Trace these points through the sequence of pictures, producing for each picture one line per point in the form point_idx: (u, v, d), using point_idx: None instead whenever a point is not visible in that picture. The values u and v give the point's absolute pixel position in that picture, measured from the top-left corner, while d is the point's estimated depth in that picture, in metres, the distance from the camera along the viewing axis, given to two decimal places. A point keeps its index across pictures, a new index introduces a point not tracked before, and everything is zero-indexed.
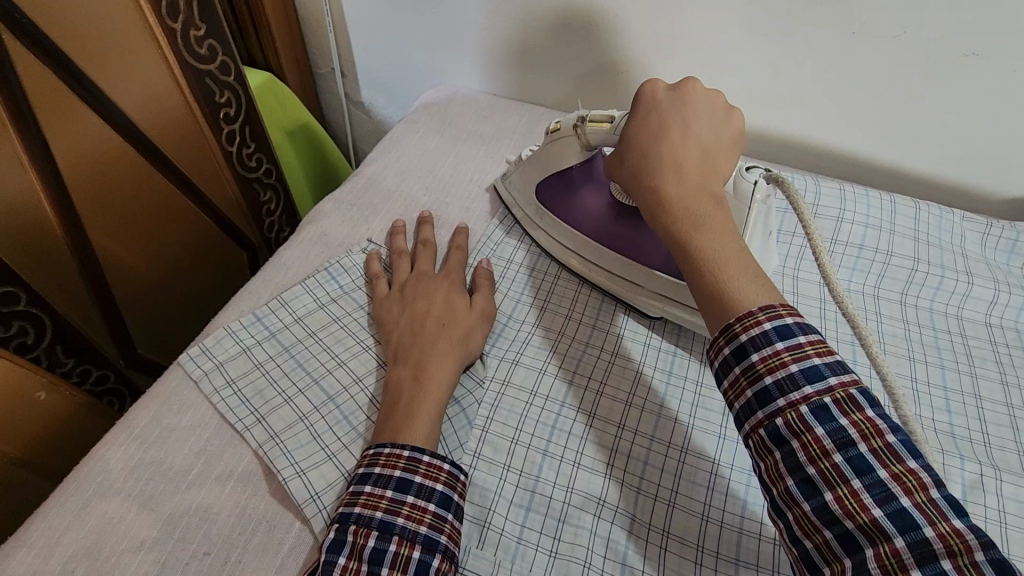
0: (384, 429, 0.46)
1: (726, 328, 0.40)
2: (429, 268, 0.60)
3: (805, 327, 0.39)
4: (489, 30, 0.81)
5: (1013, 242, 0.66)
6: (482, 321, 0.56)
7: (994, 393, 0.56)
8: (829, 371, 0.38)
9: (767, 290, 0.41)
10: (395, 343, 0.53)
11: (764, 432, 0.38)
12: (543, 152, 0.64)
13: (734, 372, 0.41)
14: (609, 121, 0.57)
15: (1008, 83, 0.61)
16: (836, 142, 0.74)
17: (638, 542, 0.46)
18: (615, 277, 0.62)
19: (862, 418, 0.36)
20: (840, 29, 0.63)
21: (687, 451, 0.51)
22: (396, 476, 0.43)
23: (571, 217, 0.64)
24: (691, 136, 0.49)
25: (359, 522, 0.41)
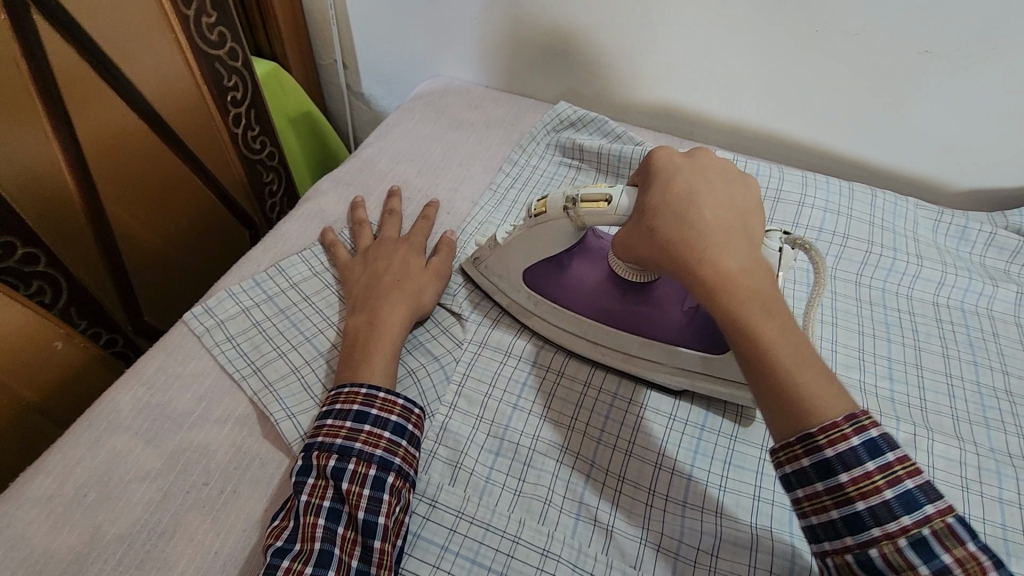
0: (344, 370, 0.52)
1: (806, 438, 0.38)
2: (395, 233, 0.66)
3: (891, 442, 0.38)
4: (482, 25, 0.85)
5: (963, 228, 0.68)
6: (437, 278, 0.61)
7: (935, 363, 0.59)
8: (925, 498, 0.37)
9: (833, 392, 0.39)
10: (354, 296, 0.59)
11: (853, 559, 0.38)
12: (530, 234, 0.55)
13: (815, 486, 0.39)
14: (606, 199, 0.49)
15: (961, 78, 0.67)
16: (807, 134, 0.79)
17: (596, 484, 0.50)
18: (635, 358, 0.56)
19: (965, 553, 0.35)
20: (806, 26, 0.69)
21: (646, 408, 0.55)
22: (354, 409, 0.48)
23: (570, 302, 0.57)
24: (724, 205, 0.44)
25: (321, 448, 0.46)
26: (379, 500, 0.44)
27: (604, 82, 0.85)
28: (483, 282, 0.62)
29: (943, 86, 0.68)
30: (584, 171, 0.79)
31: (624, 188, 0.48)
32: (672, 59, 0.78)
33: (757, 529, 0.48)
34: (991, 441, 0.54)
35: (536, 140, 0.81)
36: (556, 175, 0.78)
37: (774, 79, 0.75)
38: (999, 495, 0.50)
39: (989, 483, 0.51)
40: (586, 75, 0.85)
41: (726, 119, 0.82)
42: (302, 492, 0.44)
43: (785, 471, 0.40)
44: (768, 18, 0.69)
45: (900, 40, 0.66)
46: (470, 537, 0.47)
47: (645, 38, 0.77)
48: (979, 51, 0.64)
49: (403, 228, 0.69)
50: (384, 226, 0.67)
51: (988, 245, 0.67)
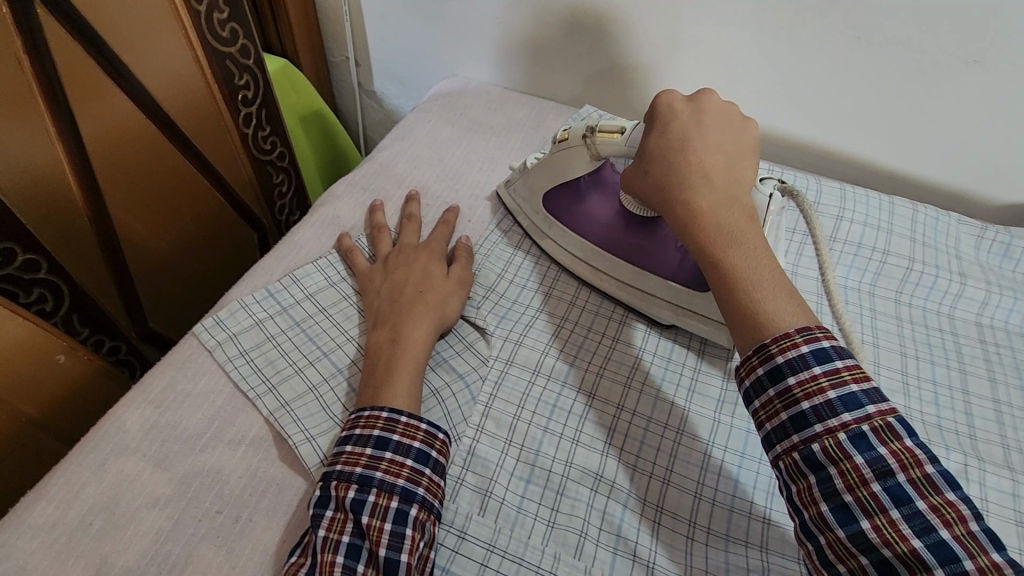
0: (366, 392, 0.49)
1: (761, 349, 0.41)
2: (415, 239, 0.63)
3: (840, 351, 0.40)
4: (503, 24, 0.82)
5: (1008, 245, 0.65)
6: (459, 288, 0.58)
7: (982, 388, 0.57)
8: (867, 400, 0.39)
9: (801, 312, 0.42)
10: (375, 309, 0.56)
11: (799, 457, 0.39)
12: (555, 159, 0.63)
13: (768, 393, 0.41)
14: (620, 132, 0.56)
15: (1004, 89, 0.64)
16: (839, 143, 0.77)
17: (633, 515, 0.47)
18: (627, 287, 0.61)
19: (901, 447, 0.37)
20: (844, 32, 0.66)
21: (684, 432, 0.52)
22: (375, 435, 0.45)
23: (578, 227, 0.64)
24: (714, 146, 0.48)
25: (339, 478, 0.43)
26: (401, 536, 0.41)
27: (630, 86, 0.82)
28: (509, 207, 0.69)
29: (989, 98, 0.66)
30: None
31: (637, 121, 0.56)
32: (702, 62, 0.75)
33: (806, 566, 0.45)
34: None
35: None
36: None
37: (809, 85, 0.72)
38: None
39: None
40: (611, 77, 0.82)
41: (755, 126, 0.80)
42: (320, 526, 0.42)
43: (744, 384, 0.42)
44: (805, 23, 0.67)
45: (946, 49, 0.63)
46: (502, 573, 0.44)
47: (675, 41, 0.75)
48: None
49: (422, 233, 0.67)
50: (403, 231, 0.64)
51: None
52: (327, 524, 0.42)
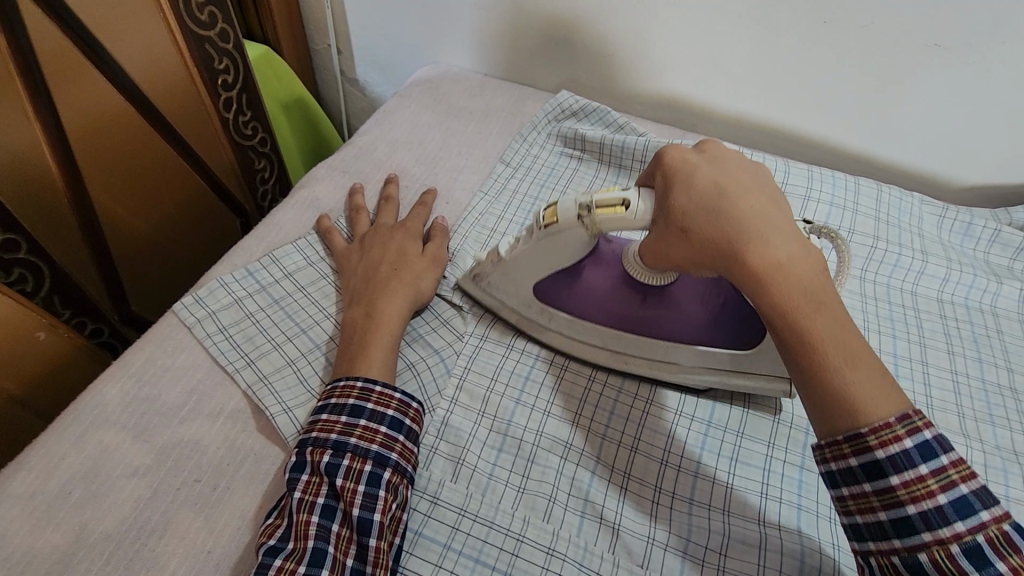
0: (341, 364, 0.50)
1: (857, 439, 0.37)
2: (392, 219, 0.64)
3: (946, 446, 0.37)
4: (481, 11, 0.83)
5: (968, 224, 0.68)
6: (434, 265, 0.60)
7: (941, 360, 0.59)
8: (980, 504, 0.36)
9: (888, 389, 0.37)
10: (351, 287, 0.57)
11: (901, 562, 0.37)
12: (541, 245, 0.51)
13: (864, 488, 0.38)
14: (622, 205, 0.46)
15: (964, 73, 0.66)
16: (809, 127, 0.79)
17: (601, 481, 0.49)
18: (659, 362, 0.54)
19: (1023, 564, 0.34)
20: (812, 17, 0.68)
21: (652, 403, 0.54)
22: (349, 403, 0.46)
23: (585, 313, 0.54)
24: (756, 192, 0.41)
25: (314, 444, 0.44)
26: (374, 497, 0.43)
27: (607, 73, 0.83)
28: (487, 301, 0.59)
29: (952, 81, 0.68)
30: (585, 162, 0.77)
31: (640, 188, 0.45)
32: (677, 48, 0.77)
33: (766, 527, 0.47)
34: (997, 438, 0.54)
35: (537, 128, 0.79)
36: (556, 165, 0.77)
37: (781, 71, 0.74)
38: (1006, 493, 0.50)
39: (994, 481, 0.51)
40: (590, 65, 0.84)
41: (728, 111, 0.81)
42: (295, 489, 0.43)
43: (833, 472, 0.40)
44: (774, 9, 0.68)
45: (911, 33, 0.65)
46: (473, 536, 0.45)
47: (651, 27, 0.76)
48: (990, 44, 0.63)
49: (400, 215, 0.68)
50: (381, 213, 0.66)
51: (993, 242, 0.67)
52: (302, 488, 0.43)
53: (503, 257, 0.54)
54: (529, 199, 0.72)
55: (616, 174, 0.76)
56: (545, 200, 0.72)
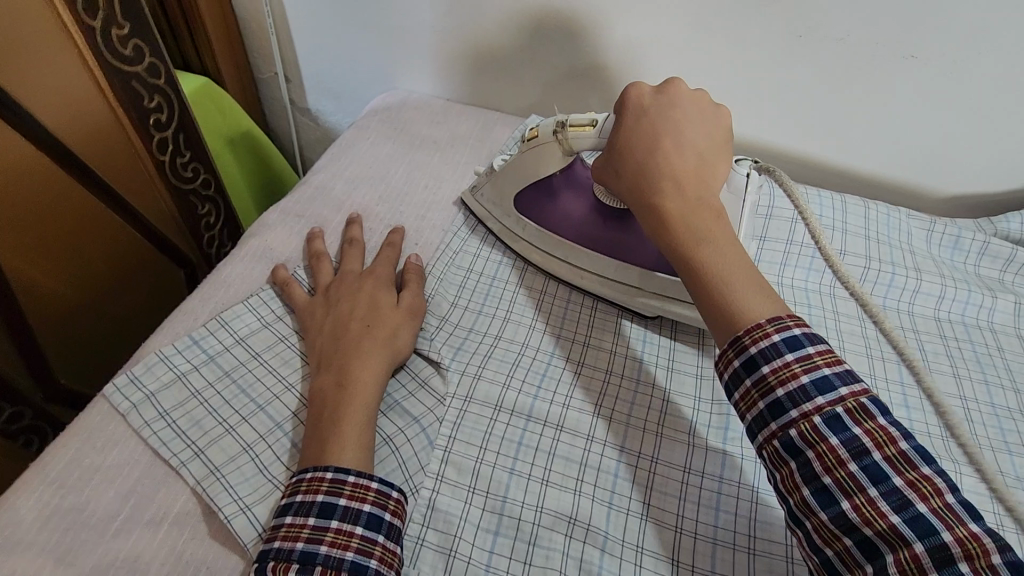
0: (308, 450, 0.43)
1: (736, 342, 0.40)
2: (357, 266, 0.58)
3: (812, 337, 0.39)
4: (440, 32, 0.78)
5: (956, 237, 0.66)
6: (411, 317, 0.54)
7: (948, 385, 0.56)
8: (840, 382, 0.38)
9: (773, 303, 0.41)
10: (317, 350, 0.50)
11: (778, 444, 0.38)
12: (524, 158, 0.61)
13: (745, 385, 0.40)
14: (591, 125, 0.55)
15: (941, 84, 0.65)
16: (787, 144, 0.76)
17: (612, 560, 0.43)
18: (612, 283, 0.60)
19: (875, 426, 0.36)
20: (787, 33, 0.65)
21: (659, 461, 0.49)
22: (319, 501, 0.40)
23: (554, 228, 0.62)
24: (686, 145, 0.47)
25: (277, 558, 0.38)
26: None
27: (578, 93, 0.79)
28: (476, 212, 0.67)
29: (931, 90, 0.66)
30: None
31: (608, 112, 0.54)
32: (649, 66, 0.73)
33: None
34: (1016, 468, 0.51)
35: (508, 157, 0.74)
36: None
37: (757, 86, 0.71)
38: None
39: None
40: (558, 86, 0.80)
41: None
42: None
43: (722, 379, 0.42)
44: (745, 25, 0.66)
45: (888, 43, 0.63)
46: None
47: (621, 44, 0.72)
48: (968, 56, 0.62)
49: (367, 258, 0.62)
50: (344, 260, 0.59)
51: (982, 255, 0.65)
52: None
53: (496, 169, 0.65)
54: None
55: None
56: None
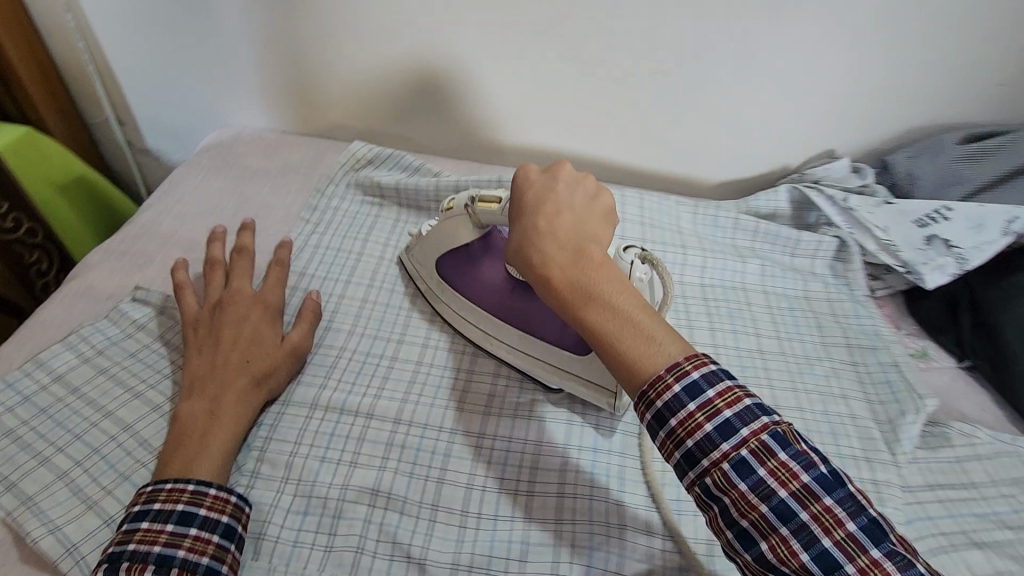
0: (172, 462, 0.48)
1: (642, 396, 0.40)
2: (247, 284, 0.62)
3: (712, 379, 0.39)
4: (262, 69, 0.84)
5: (714, 217, 0.79)
6: (290, 359, 0.58)
7: (705, 337, 0.69)
8: (741, 423, 0.38)
9: (668, 348, 0.40)
10: (191, 370, 0.54)
11: (698, 491, 0.39)
12: (443, 225, 0.65)
13: (659, 436, 0.41)
14: (496, 202, 0.59)
15: (687, 92, 0.78)
16: (583, 149, 0.87)
17: (409, 520, 0.50)
18: (515, 351, 0.62)
19: (777, 464, 0.37)
20: (559, 56, 0.77)
21: (456, 432, 0.57)
22: (178, 510, 0.44)
23: (472, 294, 0.64)
24: (566, 210, 0.48)
25: (132, 560, 0.42)
26: None
27: (401, 119, 0.88)
28: (409, 270, 0.71)
29: (681, 98, 0.79)
30: (386, 209, 0.80)
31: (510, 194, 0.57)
32: (457, 89, 0.83)
33: (562, 524, 0.51)
34: None
35: (335, 181, 0.80)
36: (357, 215, 0.78)
37: (546, 100, 0.82)
38: None
39: None
40: (436, 124, 0.88)
41: (515, 145, 0.89)
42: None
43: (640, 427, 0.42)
44: (523, 52, 0.77)
45: (641, 59, 0.76)
46: None
47: (427, 72, 0.82)
48: (700, 68, 0.75)
49: (256, 272, 0.66)
50: (233, 274, 0.62)
51: (736, 229, 0.78)
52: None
53: (424, 233, 0.68)
54: (330, 251, 0.74)
55: (416, 217, 0.79)
56: (347, 250, 0.74)
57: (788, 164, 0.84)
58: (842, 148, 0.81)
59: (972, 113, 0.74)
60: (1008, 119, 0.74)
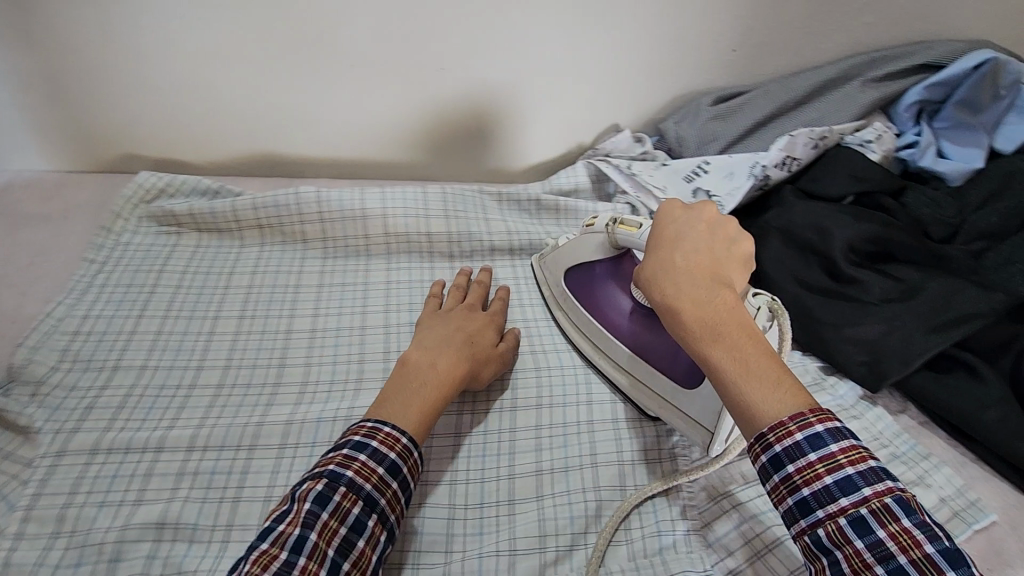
0: (386, 410, 0.52)
1: (760, 438, 0.42)
2: (480, 305, 0.68)
3: (837, 435, 0.41)
4: (26, 108, 0.79)
5: (518, 202, 0.83)
6: (500, 363, 0.63)
7: (515, 313, 0.73)
8: (863, 482, 0.39)
9: (792, 396, 0.43)
10: (427, 339, 0.60)
11: (809, 540, 0.40)
12: (582, 242, 0.68)
13: (773, 481, 0.42)
14: (637, 226, 0.61)
15: (473, 86, 0.82)
16: (390, 153, 0.89)
17: (200, 546, 0.49)
18: (625, 370, 0.63)
19: (899, 528, 0.37)
20: (344, 64, 0.78)
21: (255, 447, 0.56)
22: (391, 457, 0.48)
23: (591, 308, 0.67)
24: (700, 252, 0.51)
25: (349, 487, 0.45)
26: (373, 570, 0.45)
27: (196, 142, 0.85)
28: (536, 277, 0.76)
29: (471, 95, 0.83)
30: (184, 237, 0.77)
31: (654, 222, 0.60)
32: (249, 106, 0.81)
33: None
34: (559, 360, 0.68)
35: (124, 215, 0.76)
36: (153, 247, 0.75)
37: (461, 114, 0.85)
38: (564, 402, 0.63)
39: (555, 396, 0.64)
40: (486, 152, 0.90)
41: (388, 158, 0.89)
42: (311, 532, 0.43)
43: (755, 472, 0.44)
44: (308, 64, 0.78)
45: (423, 56, 0.78)
46: None
47: (215, 94, 0.80)
48: (479, 62, 0.79)
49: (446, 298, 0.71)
50: (470, 295, 0.69)
51: (539, 209, 0.83)
52: (317, 528, 0.43)
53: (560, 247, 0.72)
54: (120, 289, 0.70)
55: (218, 240, 0.77)
56: (140, 284, 0.70)
57: (582, 142, 0.90)
58: (625, 121, 0.88)
59: (719, 77, 0.83)
60: (748, 80, 0.84)
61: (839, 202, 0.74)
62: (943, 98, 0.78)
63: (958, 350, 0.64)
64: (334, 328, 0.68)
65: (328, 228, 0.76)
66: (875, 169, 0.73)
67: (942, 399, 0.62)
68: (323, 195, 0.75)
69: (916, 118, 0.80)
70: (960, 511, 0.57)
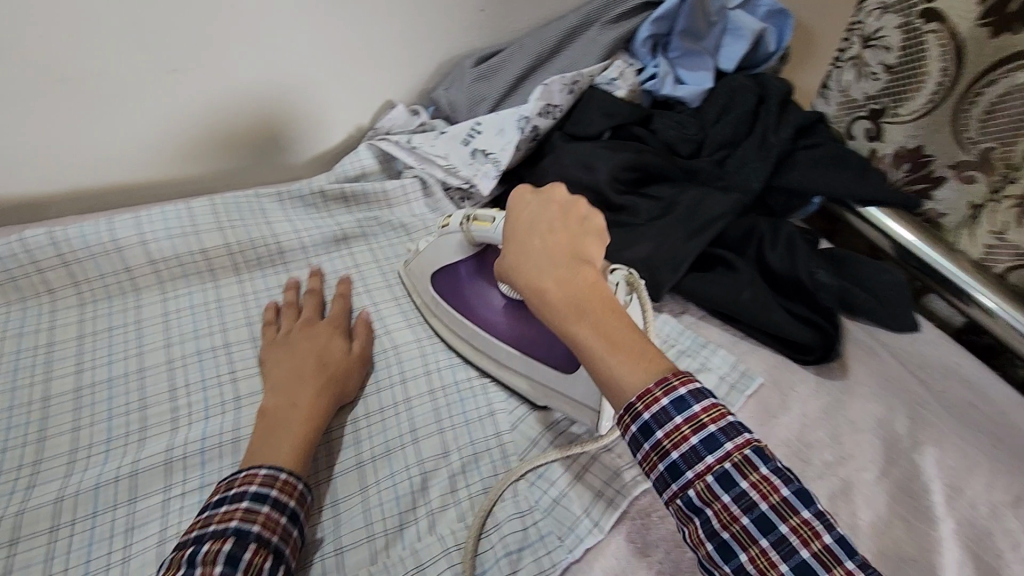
0: (252, 454, 0.51)
1: (628, 408, 0.42)
2: (316, 316, 0.65)
3: (698, 394, 0.41)
4: None
5: (300, 198, 0.77)
6: (360, 365, 0.62)
7: None
8: (725, 437, 0.40)
9: (654, 364, 0.43)
10: (273, 376, 0.58)
11: (681, 503, 0.41)
12: (439, 245, 0.67)
13: (643, 449, 0.42)
14: (490, 220, 0.61)
15: (217, 84, 0.74)
16: (149, 172, 0.79)
17: None
18: (508, 368, 0.63)
19: (759, 477, 0.39)
20: (44, 81, 0.65)
21: (18, 541, 0.48)
22: (291, 505, 0.48)
23: (464, 311, 0.66)
24: (556, 235, 0.52)
25: (260, 541, 0.44)
26: None
27: None
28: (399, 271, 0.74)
29: (216, 94, 0.75)
30: None
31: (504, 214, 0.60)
32: None
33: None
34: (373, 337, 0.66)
35: None
36: None
37: (249, 117, 0.79)
38: (376, 385, 0.62)
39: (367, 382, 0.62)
40: (288, 150, 0.85)
41: (174, 175, 0.81)
42: None
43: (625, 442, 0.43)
44: None
45: (145, 58, 0.68)
46: None
47: None
48: (215, 57, 0.71)
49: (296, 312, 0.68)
50: (307, 308, 0.66)
51: (327, 202, 0.78)
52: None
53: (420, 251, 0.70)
54: None
55: None
56: None
57: (360, 123, 0.88)
58: (397, 95, 0.87)
59: (475, 37, 0.85)
60: (503, 38, 0.87)
61: (598, 139, 0.80)
62: (669, 31, 0.87)
63: (714, 248, 0.73)
64: (105, 380, 0.60)
65: (76, 270, 0.66)
66: (621, 103, 0.80)
67: (710, 294, 0.71)
68: (58, 234, 0.65)
69: (654, 52, 0.88)
70: (735, 383, 0.66)
